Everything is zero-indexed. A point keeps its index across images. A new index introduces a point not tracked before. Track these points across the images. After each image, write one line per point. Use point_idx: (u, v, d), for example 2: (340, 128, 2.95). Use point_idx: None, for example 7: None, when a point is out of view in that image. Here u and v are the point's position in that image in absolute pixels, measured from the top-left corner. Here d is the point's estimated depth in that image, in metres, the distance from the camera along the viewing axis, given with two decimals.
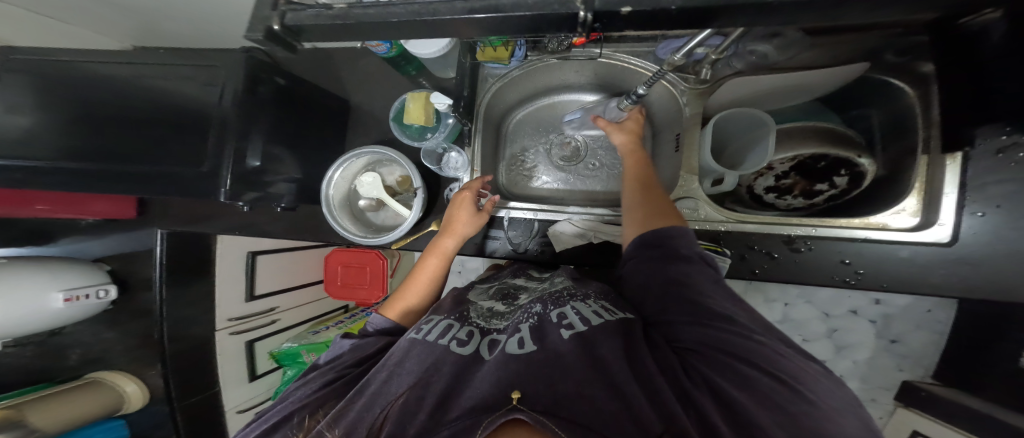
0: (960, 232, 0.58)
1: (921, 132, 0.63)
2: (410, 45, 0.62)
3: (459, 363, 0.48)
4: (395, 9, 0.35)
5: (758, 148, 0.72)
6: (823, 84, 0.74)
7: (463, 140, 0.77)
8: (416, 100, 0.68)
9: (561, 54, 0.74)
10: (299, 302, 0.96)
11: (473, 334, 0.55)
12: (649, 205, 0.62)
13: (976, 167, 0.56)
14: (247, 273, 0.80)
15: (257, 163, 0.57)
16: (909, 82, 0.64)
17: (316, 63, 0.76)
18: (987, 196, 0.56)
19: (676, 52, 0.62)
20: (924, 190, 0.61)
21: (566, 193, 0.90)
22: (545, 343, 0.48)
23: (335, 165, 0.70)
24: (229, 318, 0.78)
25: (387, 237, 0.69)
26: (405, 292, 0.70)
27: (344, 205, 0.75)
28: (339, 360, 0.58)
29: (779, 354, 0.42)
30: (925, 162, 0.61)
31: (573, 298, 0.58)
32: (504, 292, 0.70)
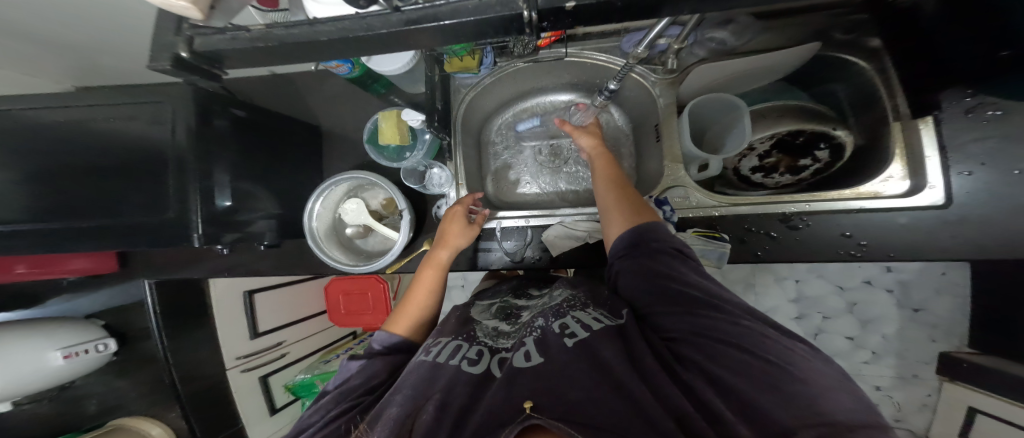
0: (953, 192, 0.50)
1: (884, 102, 0.57)
2: (372, 62, 0.58)
3: (470, 380, 0.40)
4: (325, 27, 0.30)
5: (737, 130, 0.62)
6: (800, 63, 0.65)
7: (444, 155, 0.74)
8: (388, 119, 0.65)
9: (528, 58, 0.72)
10: (305, 334, 1.12)
11: (483, 353, 0.45)
12: (629, 202, 0.53)
13: (949, 127, 0.51)
14: (247, 310, 0.95)
15: (228, 203, 0.54)
16: (863, 57, 0.58)
17: (287, 93, 0.75)
18: (970, 154, 0.50)
19: (637, 46, 0.54)
20: (904, 155, 0.54)
21: (557, 198, 0.85)
22: (551, 352, 0.40)
23: (314, 196, 0.66)
24: (238, 357, 0.93)
25: (379, 262, 0.64)
26: (406, 309, 0.58)
27: (331, 235, 0.71)
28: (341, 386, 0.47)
29: (768, 335, 0.36)
30: (898, 128, 0.55)
31: (574, 307, 0.48)
32: (507, 307, 0.60)
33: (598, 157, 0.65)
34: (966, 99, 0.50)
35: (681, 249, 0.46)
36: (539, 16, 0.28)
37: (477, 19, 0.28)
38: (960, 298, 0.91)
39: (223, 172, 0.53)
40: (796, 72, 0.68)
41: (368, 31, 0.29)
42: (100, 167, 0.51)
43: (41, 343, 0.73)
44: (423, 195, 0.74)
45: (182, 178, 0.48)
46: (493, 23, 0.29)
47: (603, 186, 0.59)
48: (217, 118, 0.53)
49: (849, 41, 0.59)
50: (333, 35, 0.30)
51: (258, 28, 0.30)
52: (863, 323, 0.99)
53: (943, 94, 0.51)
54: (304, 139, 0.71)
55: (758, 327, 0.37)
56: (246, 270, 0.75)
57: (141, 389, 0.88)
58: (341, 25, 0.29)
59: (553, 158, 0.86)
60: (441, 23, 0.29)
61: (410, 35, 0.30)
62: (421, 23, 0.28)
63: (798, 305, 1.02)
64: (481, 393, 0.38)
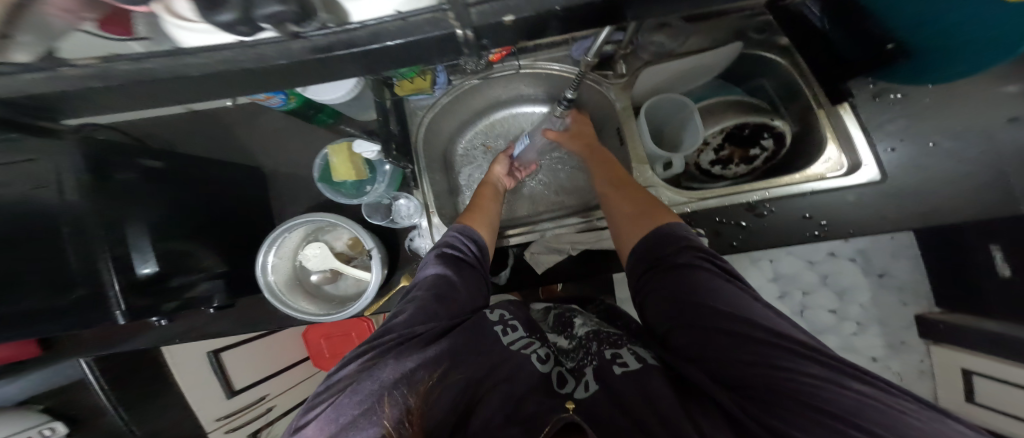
0: (884, 167, 0.54)
1: (803, 91, 0.61)
2: (311, 93, 0.56)
3: (528, 379, 0.42)
4: (210, 55, 0.24)
5: (691, 128, 0.63)
6: (729, 63, 0.67)
7: (410, 184, 0.69)
8: (339, 153, 0.61)
9: (484, 74, 0.71)
10: (289, 385, 1.03)
11: (551, 356, 0.47)
12: (644, 211, 0.52)
13: (864, 111, 0.57)
14: (215, 371, 0.88)
15: (149, 269, 0.46)
16: (777, 54, 0.62)
17: (222, 135, 0.69)
18: (890, 132, 0.55)
19: (586, 54, 0.54)
20: (835, 137, 0.57)
21: (531, 212, 0.82)
22: (608, 380, 0.42)
23: (266, 247, 0.60)
24: (217, 419, 0.91)
25: (354, 307, 0.59)
26: (477, 212, 0.61)
27: (293, 285, 0.65)
28: (422, 284, 0.48)
29: (882, 406, 0.31)
30: (823, 115, 0.59)
31: (630, 339, 0.48)
32: (563, 316, 0.60)
33: (591, 155, 0.65)
34: (868, 86, 0.57)
35: (735, 273, 0.44)
36: (476, 34, 0.26)
37: (400, 43, 0.25)
38: (914, 258, 0.98)
39: (142, 235, 0.46)
40: (730, 70, 0.70)
41: (260, 63, 0.25)
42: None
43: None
44: (393, 228, 0.69)
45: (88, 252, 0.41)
46: (425, 46, 0.27)
47: (611, 185, 0.59)
48: (119, 169, 0.46)
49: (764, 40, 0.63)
50: (208, 69, 0.24)
51: (84, 62, 0.23)
52: (840, 295, 1.02)
53: (849, 84, 0.58)
54: (245, 184, 0.66)
55: (845, 384, 0.33)
56: (197, 336, 0.67)
57: None
58: (219, 56, 0.24)
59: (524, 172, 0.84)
60: (365, 50, 0.25)
61: (323, 63, 0.26)
62: (334, 51, 0.25)
63: (778, 284, 1.05)
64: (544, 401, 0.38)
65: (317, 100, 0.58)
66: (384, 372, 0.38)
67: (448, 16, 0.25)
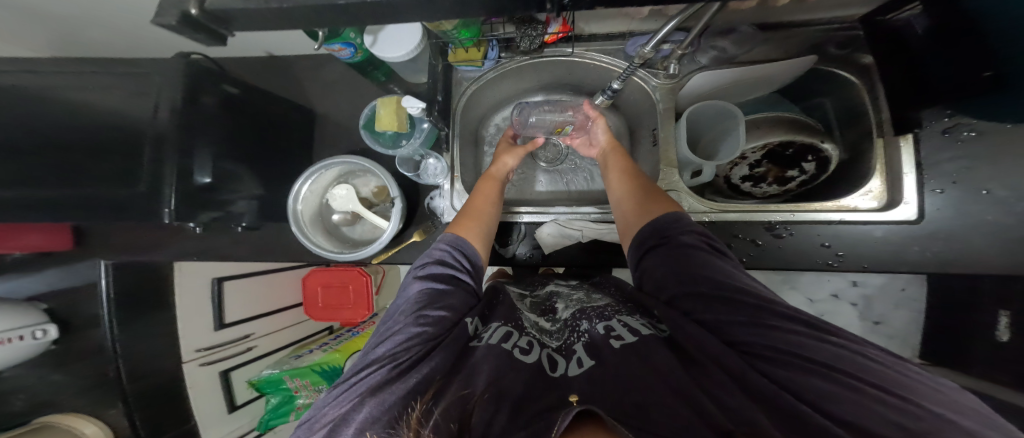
0: (925, 209, 0.54)
1: (869, 117, 0.60)
2: (376, 49, 0.57)
3: (523, 368, 0.40)
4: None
5: (729, 140, 0.65)
6: (795, 76, 0.67)
7: (442, 145, 0.72)
8: (387, 105, 0.63)
9: (533, 54, 0.71)
10: (276, 328, 1.03)
11: (533, 344, 0.45)
12: (640, 197, 0.57)
13: (927, 146, 0.54)
14: (214, 298, 0.88)
15: (208, 180, 0.50)
16: (853, 72, 0.61)
17: (283, 76, 0.74)
18: (944, 173, 0.54)
19: (644, 46, 0.55)
20: (884, 170, 0.58)
21: (552, 197, 0.84)
22: (604, 355, 0.40)
23: (302, 177, 0.63)
24: (196, 350, 0.85)
25: (367, 249, 0.62)
26: (470, 215, 0.62)
27: (316, 220, 0.68)
28: (407, 308, 0.49)
29: (862, 355, 0.34)
30: (881, 145, 0.58)
31: (619, 312, 0.49)
32: (539, 302, 0.61)
33: (612, 150, 0.69)
34: (943, 119, 0.53)
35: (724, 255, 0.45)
36: None
37: None
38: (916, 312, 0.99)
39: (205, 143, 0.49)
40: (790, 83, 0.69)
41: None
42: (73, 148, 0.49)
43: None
44: (416, 184, 0.71)
45: (160, 158, 0.45)
46: None
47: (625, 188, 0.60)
48: (207, 96, 0.50)
49: (843, 57, 0.62)
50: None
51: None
52: None
53: (922, 115, 0.54)
54: (293, 121, 0.68)
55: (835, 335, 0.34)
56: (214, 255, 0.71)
57: (89, 379, 0.86)
58: None
59: (550, 158, 0.86)
60: None
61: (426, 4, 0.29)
62: None
63: None
64: (541, 389, 0.37)
65: (380, 56, 0.58)
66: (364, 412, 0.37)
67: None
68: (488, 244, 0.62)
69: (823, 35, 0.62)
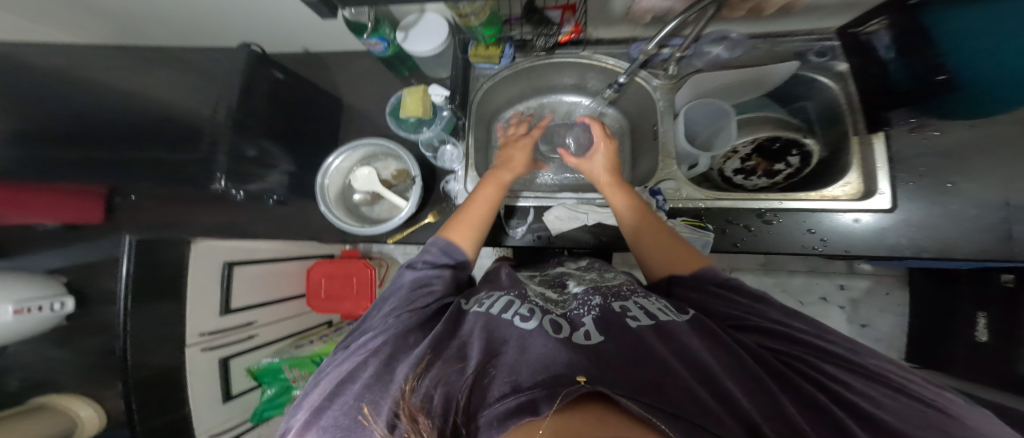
0: (897, 201, 0.60)
1: (845, 118, 0.67)
2: (406, 42, 0.64)
3: (526, 337, 0.41)
4: None
5: (723, 134, 0.72)
6: (783, 80, 0.73)
7: (459, 133, 0.77)
8: (413, 94, 0.68)
9: (544, 55, 0.78)
10: (277, 317, 0.99)
11: (534, 311, 0.47)
12: (646, 238, 0.59)
13: (897, 142, 0.61)
14: (222, 284, 0.78)
15: (253, 152, 0.55)
16: (830, 78, 0.69)
17: (317, 69, 0.82)
18: (914, 166, 0.60)
19: (648, 44, 0.62)
20: (859, 165, 0.64)
21: (557, 187, 0.90)
22: (614, 332, 0.41)
23: (335, 152, 0.69)
24: (202, 333, 0.74)
25: (386, 225, 0.67)
26: (461, 220, 0.61)
27: (338, 198, 0.73)
28: (398, 299, 0.51)
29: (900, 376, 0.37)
30: (857, 141, 0.65)
31: (635, 294, 0.51)
32: (551, 278, 0.64)
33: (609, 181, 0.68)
34: (909, 120, 0.61)
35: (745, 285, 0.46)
36: None
37: None
38: (899, 316, 1.05)
39: (254, 117, 0.54)
40: (779, 88, 0.76)
41: None
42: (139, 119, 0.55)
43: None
44: (434, 167, 0.77)
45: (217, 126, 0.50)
46: None
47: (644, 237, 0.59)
48: (262, 76, 0.55)
49: (821, 64, 0.69)
50: None
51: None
52: None
53: (890, 115, 0.62)
54: (324, 108, 0.74)
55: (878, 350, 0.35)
56: None
57: (88, 359, 0.85)
58: None
59: (556, 153, 0.92)
60: None
61: None
62: None
63: None
64: (566, 354, 0.37)
65: (408, 50, 0.65)
66: (362, 379, 0.39)
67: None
68: (476, 247, 0.61)
69: (804, 45, 0.69)
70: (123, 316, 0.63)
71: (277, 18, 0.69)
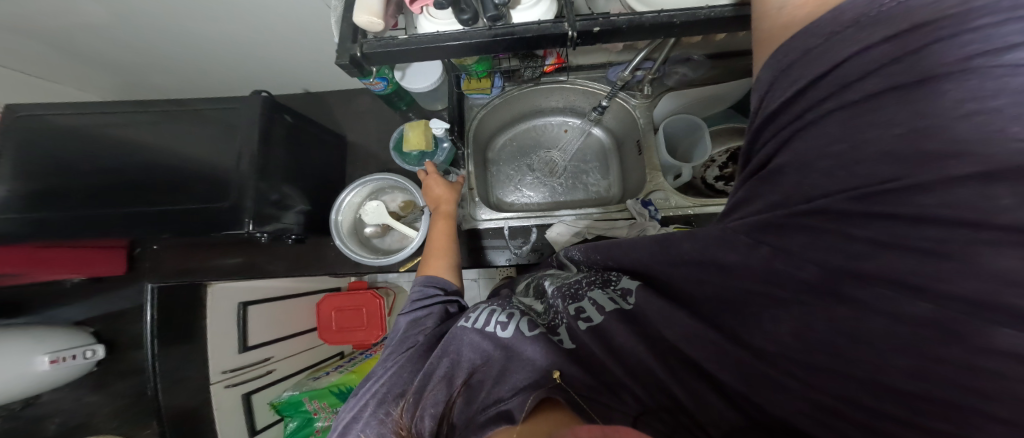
0: None
1: None
2: (404, 80, 0.69)
3: (505, 347, 0.43)
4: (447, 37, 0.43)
5: (700, 146, 0.78)
6: (739, 96, 0.82)
7: (458, 164, 0.83)
8: (415, 128, 0.72)
9: (532, 83, 0.84)
10: (294, 350, 1.04)
11: (513, 315, 0.49)
12: None
13: None
14: (240, 325, 0.87)
15: (276, 197, 0.60)
16: None
17: (320, 110, 0.88)
18: None
19: (624, 70, 0.71)
20: None
21: (554, 204, 0.95)
22: (580, 338, 0.41)
23: (347, 190, 0.75)
24: (223, 371, 0.82)
25: (399, 254, 0.72)
26: (431, 258, 0.65)
27: (351, 233, 0.78)
28: (397, 341, 0.52)
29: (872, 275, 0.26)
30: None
31: (591, 286, 0.47)
32: (540, 283, 0.63)
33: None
34: None
35: (918, 25, 0.23)
36: (575, 33, 0.42)
37: (539, 33, 0.42)
38: None
39: (276, 165, 0.61)
40: (739, 101, 0.83)
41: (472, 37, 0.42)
42: (167, 174, 0.60)
43: (30, 347, 0.74)
44: None
45: (245, 176, 0.56)
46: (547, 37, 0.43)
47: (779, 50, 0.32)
48: (276, 125, 0.61)
49: None
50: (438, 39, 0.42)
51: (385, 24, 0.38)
52: None
53: None
54: (331, 148, 0.80)
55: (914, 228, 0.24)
56: None
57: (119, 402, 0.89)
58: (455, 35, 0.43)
59: (549, 171, 0.97)
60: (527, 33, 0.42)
61: (492, 42, 0.43)
62: (503, 35, 0.42)
63: None
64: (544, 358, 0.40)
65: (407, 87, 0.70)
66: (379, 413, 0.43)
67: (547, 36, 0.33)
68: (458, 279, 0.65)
69: None
70: (154, 358, 0.73)
71: (282, 61, 0.76)
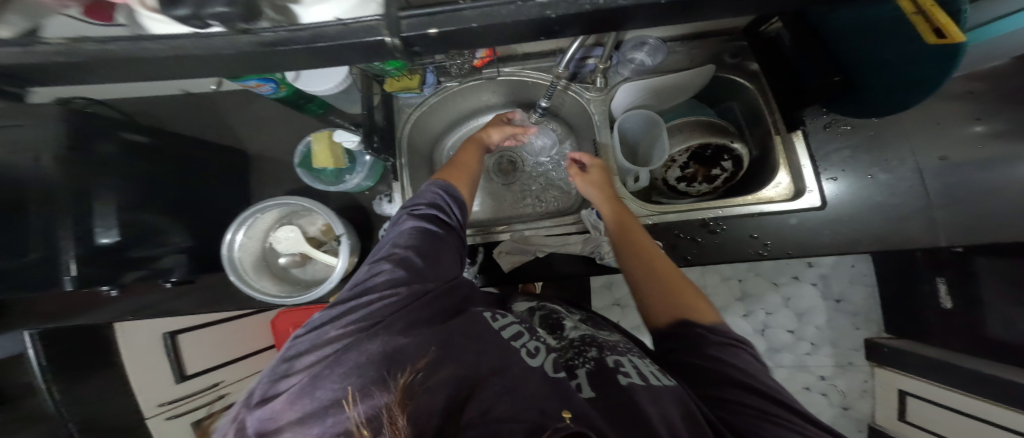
0: (827, 196, 0.57)
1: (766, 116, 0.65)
2: (301, 82, 0.57)
3: (529, 371, 0.37)
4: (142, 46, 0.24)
5: (660, 145, 0.69)
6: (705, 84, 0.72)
7: (389, 176, 0.71)
8: (321, 140, 0.62)
9: (469, 77, 0.72)
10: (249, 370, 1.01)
11: (540, 348, 0.42)
12: None
13: (813, 140, 0.60)
14: (168, 354, 0.85)
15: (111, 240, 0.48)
16: (745, 78, 0.67)
17: (211, 116, 0.72)
18: (832, 163, 0.58)
19: (559, 65, 0.60)
20: (786, 164, 0.62)
21: (511, 212, 0.84)
22: (608, 387, 0.37)
23: (235, 226, 0.60)
24: (161, 403, 0.84)
25: (317, 291, 0.59)
26: (458, 168, 0.62)
27: (259, 266, 0.65)
28: (405, 240, 0.45)
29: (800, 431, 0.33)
30: (779, 141, 0.63)
31: (631, 350, 0.45)
32: (547, 317, 0.57)
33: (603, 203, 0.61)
34: (822, 116, 0.60)
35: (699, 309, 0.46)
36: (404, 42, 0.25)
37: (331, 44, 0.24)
38: (868, 286, 1.05)
39: (109, 194, 0.47)
40: (703, 90, 0.74)
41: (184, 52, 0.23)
42: None
43: None
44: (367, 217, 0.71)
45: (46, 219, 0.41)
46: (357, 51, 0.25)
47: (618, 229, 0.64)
48: (103, 140, 0.47)
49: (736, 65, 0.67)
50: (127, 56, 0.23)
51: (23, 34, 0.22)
52: (799, 316, 1.07)
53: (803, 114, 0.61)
54: (220, 165, 0.66)
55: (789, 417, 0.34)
56: (150, 314, 0.66)
57: None
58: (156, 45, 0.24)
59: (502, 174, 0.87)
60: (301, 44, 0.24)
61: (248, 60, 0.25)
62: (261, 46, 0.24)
63: (744, 303, 1.10)
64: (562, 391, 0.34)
65: (306, 89, 0.58)
66: (375, 346, 0.34)
67: (382, 26, 0.24)
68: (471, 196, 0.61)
69: (719, 46, 0.68)
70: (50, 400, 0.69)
71: None
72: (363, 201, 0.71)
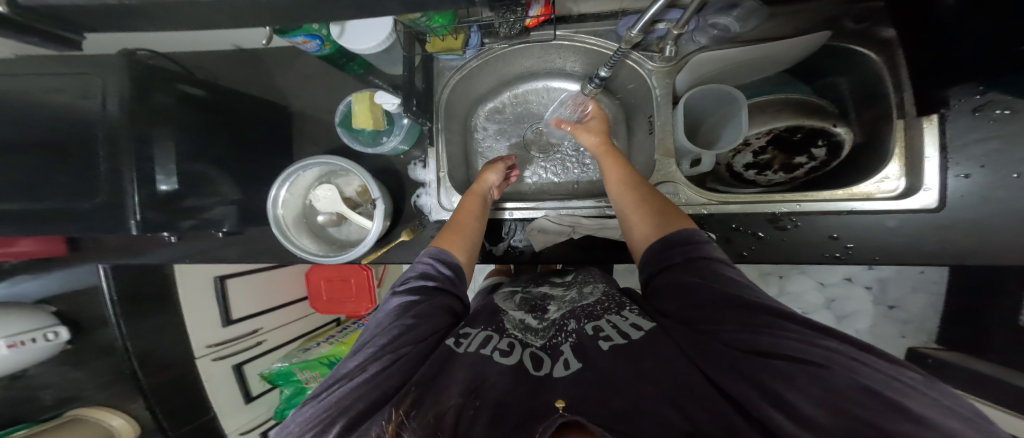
0: (947, 195, 0.50)
1: (888, 96, 0.56)
2: (346, 41, 0.53)
3: (506, 374, 0.36)
4: None
5: (732, 124, 0.61)
6: (800, 57, 0.63)
7: (425, 141, 0.69)
8: (361, 101, 0.61)
9: (517, 39, 0.67)
10: (283, 322, 1.02)
11: (516, 344, 0.40)
12: None
13: (951, 128, 0.50)
14: (217, 298, 0.88)
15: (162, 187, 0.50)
16: (871, 49, 0.56)
17: (257, 69, 0.71)
18: (970, 157, 0.50)
19: (630, 30, 0.51)
20: (903, 154, 0.53)
21: (553, 188, 0.81)
22: (593, 358, 0.36)
23: (279, 182, 0.61)
24: (208, 345, 0.87)
25: (352, 252, 0.59)
26: (457, 230, 0.56)
27: (299, 222, 0.66)
28: (383, 321, 0.44)
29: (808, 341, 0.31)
30: (902, 127, 0.53)
31: (608, 309, 0.43)
32: (531, 298, 0.54)
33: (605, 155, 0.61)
34: (976, 96, 0.49)
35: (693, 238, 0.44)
36: None
37: None
38: (934, 296, 0.91)
39: None
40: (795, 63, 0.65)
41: None
42: None
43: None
44: (402, 182, 0.70)
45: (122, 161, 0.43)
46: None
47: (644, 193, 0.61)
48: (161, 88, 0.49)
49: (861, 32, 0.56)
50: None
51: None
52: (840, 319, 0.99)
53: (947, 93, 0.50)
54: (268, 120, 0.66)
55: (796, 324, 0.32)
56: (205, 259, 0.69)
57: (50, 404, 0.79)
58: None
59: (539, 148, 0.82)
60: None
61: None
62: None
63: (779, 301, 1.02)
64: (531, 387, 0.33)
65: (350, 48, 0.54)
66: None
67: None
68: (473, 261, 0.56)
69: (837, 8, 0.56)
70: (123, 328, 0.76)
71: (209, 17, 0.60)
72: (398, 164, 0.70)
